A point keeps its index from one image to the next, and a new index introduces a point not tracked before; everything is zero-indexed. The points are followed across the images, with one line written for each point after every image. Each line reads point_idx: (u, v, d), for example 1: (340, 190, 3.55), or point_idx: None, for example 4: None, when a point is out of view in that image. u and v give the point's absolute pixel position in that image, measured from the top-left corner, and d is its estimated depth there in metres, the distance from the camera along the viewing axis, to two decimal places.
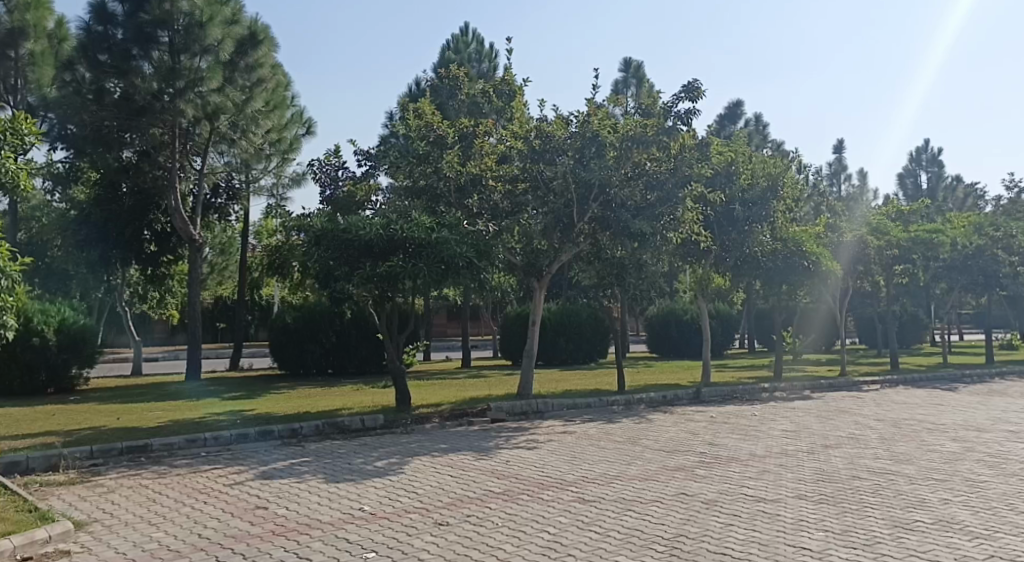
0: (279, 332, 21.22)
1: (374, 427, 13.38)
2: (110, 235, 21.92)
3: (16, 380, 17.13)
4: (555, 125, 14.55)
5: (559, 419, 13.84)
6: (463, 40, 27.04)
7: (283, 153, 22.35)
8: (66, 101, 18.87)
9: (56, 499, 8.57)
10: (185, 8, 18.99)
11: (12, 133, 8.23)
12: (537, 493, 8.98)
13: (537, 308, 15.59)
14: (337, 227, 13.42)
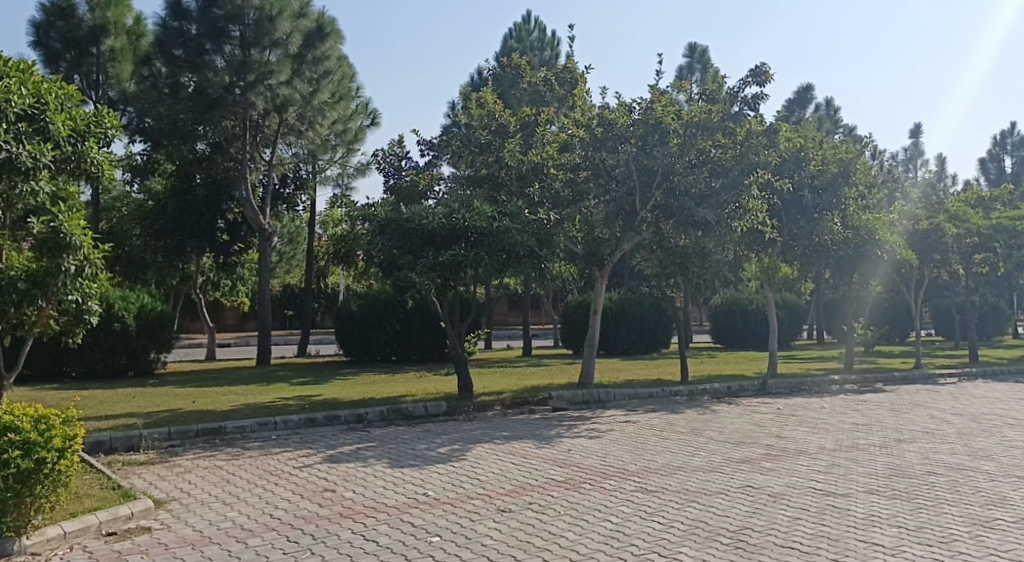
0: (346, 319, 21.66)
1: (437, 414, 13.56)
2: (184, 225, 22.56)
3: (99, 361, 17.84)
4: (617, 112, 14.46)
5: (621, 409, 13.84)
6: (526, 28, 27.02)
7: (349, 144, 22.61)
8: (143, 95, 19.57)
9: (137, 478, 8.93)
10: (255, 3, 19.35)
11: (95, 126, 8.60)
12: (600, 482, 9.03)
13: (599, 297, 15.54)
14: (400, 217, 13.67)
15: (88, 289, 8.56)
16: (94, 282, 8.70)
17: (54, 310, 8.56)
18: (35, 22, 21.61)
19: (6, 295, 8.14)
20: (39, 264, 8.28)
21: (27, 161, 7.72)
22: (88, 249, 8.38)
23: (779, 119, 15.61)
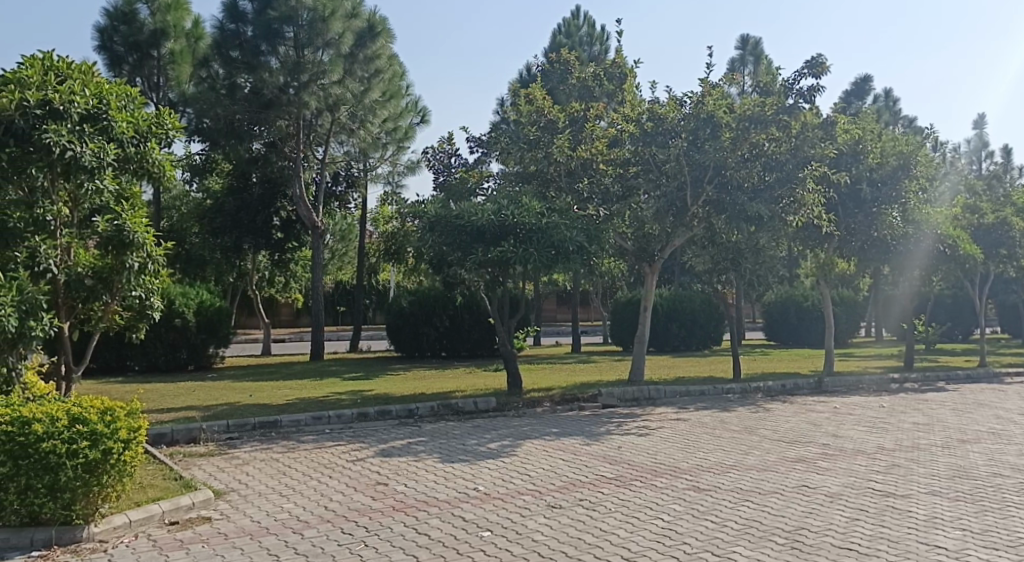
0: (396, 315, 21.81)
1: (487, 410, 13.61)
2: (241, 222, 23.00)
3: (161, 356, 18.23)
4: (668, 107, 14.42)
5: (672, 407, 13.76)
6: (575, 23, 26.95)
7: (399, 142, 22.70)
8: (202, 97, 19.99)
9: (196, 469, 9.14)
10: (308, 4, 19.65)
11: (157, 126, 8.81)
12: (651, 480, 9.00)
13: (649, 292, 15.45)
14: (449, 214, 13.75)
15: (150, 285, 8.79)
16: (157, 279, 8.90)
17: (118, 306, 8.81)
18: (100, 26, 22.33)
19: (76, 290, 8.44)
20: (104, 260, 8.55)
21: (90, 159, 7.98)
22: (151, 246, 8.61)
23: (836, 112, 15.36)
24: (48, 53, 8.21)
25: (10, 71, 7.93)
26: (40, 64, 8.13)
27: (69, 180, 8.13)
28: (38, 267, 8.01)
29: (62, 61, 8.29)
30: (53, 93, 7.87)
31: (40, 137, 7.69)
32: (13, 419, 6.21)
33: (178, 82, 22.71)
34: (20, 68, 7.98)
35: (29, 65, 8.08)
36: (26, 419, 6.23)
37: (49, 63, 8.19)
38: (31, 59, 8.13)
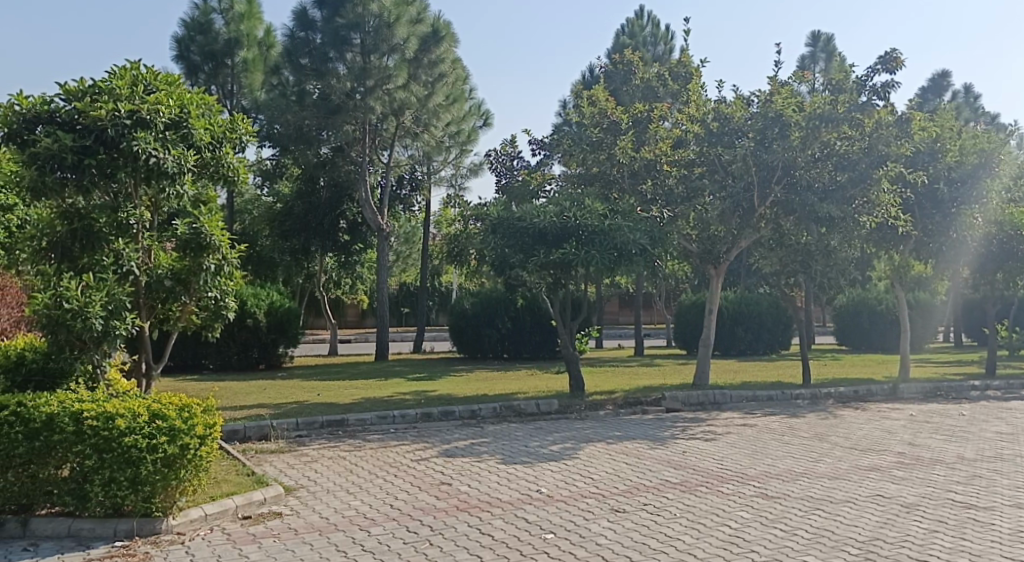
0: (459, 317, 22.06)
1: (549, 412, 13.59)
2: (309, 225, 23.37)
3: (234, 355, 18.72)
4: (735, 106, 14.34)
5: (738, 411, 13.57)
6: (639, 23, 26.81)
7: (463, 145, 22.84)
8: (273, 103, 20.44)
9: (267, 465, 9.32)
10: (374, 10, 19.91)
11: (232, 132, 9.04)
12: (717, 485, 8.89)
13: (714, 295, 15.25)
14: (512, 216, 13.80)
15: (226, 287, 9.03)
16: (232, 280, 9.04)
17: (194, 306, 8.99)
18: (178, 37, 23.20)
19: (156, 290, 8.62)
20: (182, 262, 8.70)
21: (173, 166, 8.21)
22: (226, 249, 8.83)
23: (912, 108, 14.99)
24: (135, 63, 8.40)
25: (100, 81, 8.19)
26: (127, 75, 8.33)
27: (151, 185, 8.38)
28: (121, 269, 8.21)
29: (148, 71, 8.51)
30: (141, 103, 8.12)
31: (128, 145, 7.95)
32: (98, 414, 6.41)
33: (250, 90, 23.36)
34: (110, 79, 8.22)
35: (118, 75, 8.29)
36: (109, 414, 6.43)
37: (137, 73, 8.41)
38: (120, 69, 8.32)
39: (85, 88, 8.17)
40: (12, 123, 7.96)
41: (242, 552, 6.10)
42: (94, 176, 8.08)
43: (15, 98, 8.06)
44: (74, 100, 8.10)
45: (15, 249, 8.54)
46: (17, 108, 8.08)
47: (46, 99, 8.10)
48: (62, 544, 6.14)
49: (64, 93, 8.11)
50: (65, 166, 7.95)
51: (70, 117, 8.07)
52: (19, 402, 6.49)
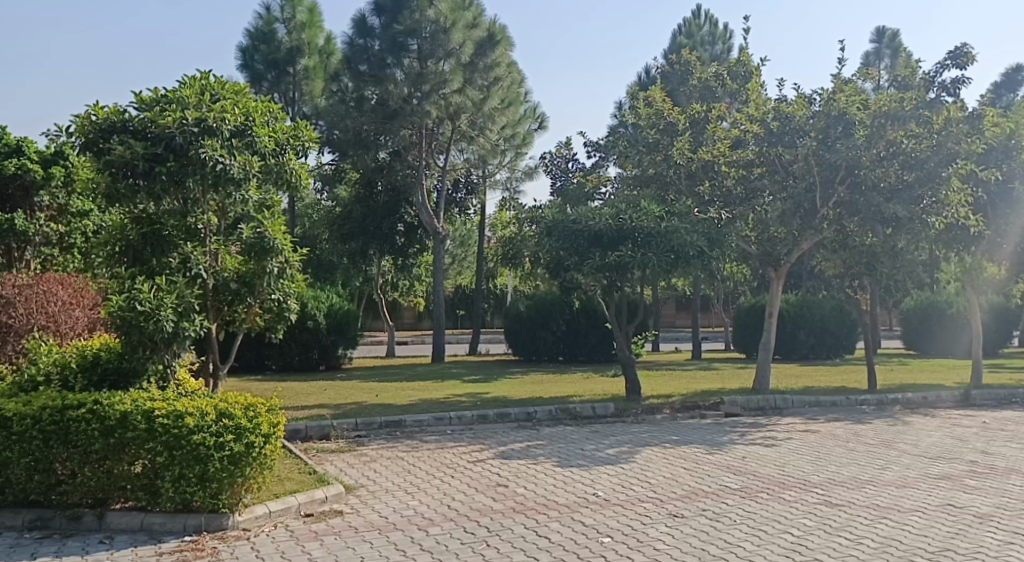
0: (514, 319, 22.21)
1: (605, 415, 13.48)
2: (368, 228, 23.54)
3: (296, 356, 18.99)
4: (796, 105, 14.05)
5: (800, 417, 13.31)
6: (696, 22, 26.57)
7: (518, 148, 22.85)
8: (333, 109, 20.98)
9: (328, 465, 9.43)
10: (431, 16, 20.11)
11: (295, 138, 9.19)
12: (779, 492, 8.71)
13: (775, 299, 14.96)
14: (567, 218, 13.76)
15: (288, 289, 9.16)
16: (295, 284, 9.20)
17: (259, 308, 9.11)
18: (243, 47, 24.12)
19: (222, 293, 8.79)
20: (247, 265, 8.85)
21: (238, 172, 8.36)
22: (289, 253, 8.92)
23: (983, 104, 14.56)
24: (205, 73, 8.65)
25: (171, 90, 8.44)
26: (197, 84, 8.58)
27: (218, 192, 8.52)
28: (190, 272, 8.47)
29: (216, 81, 8.72)
30: (209, 112, 8.32)
31: (196, 153, 8.14)
32: (168, 412, 6.56)
33: (311, 97, 23.99)
34: (179, 88, 8.46)
35: (187, 85, 8.54)
36: (179, 412, 6.57)
37: (205, 82, 8.62)
38: (190, 79, 8.58)
39: (157, 97, 8.44)
40: (89, 132, 8.26)
41: (305, 548, 6.16)
42: (165, 183, 8.27)
43: (91, 108, 8.35)
44: (146, 109, 8.38)
45: (93, 253, 8.86)
46: (93, 118, 8.37)
47: (119, 108, 8.38)
48: (135, 538, 6.27)
49: (137, 102, 8.39)
50: (137, 173, 8.22)
51: (142, 125, 8.33)
52: (94, 401, 6.66)
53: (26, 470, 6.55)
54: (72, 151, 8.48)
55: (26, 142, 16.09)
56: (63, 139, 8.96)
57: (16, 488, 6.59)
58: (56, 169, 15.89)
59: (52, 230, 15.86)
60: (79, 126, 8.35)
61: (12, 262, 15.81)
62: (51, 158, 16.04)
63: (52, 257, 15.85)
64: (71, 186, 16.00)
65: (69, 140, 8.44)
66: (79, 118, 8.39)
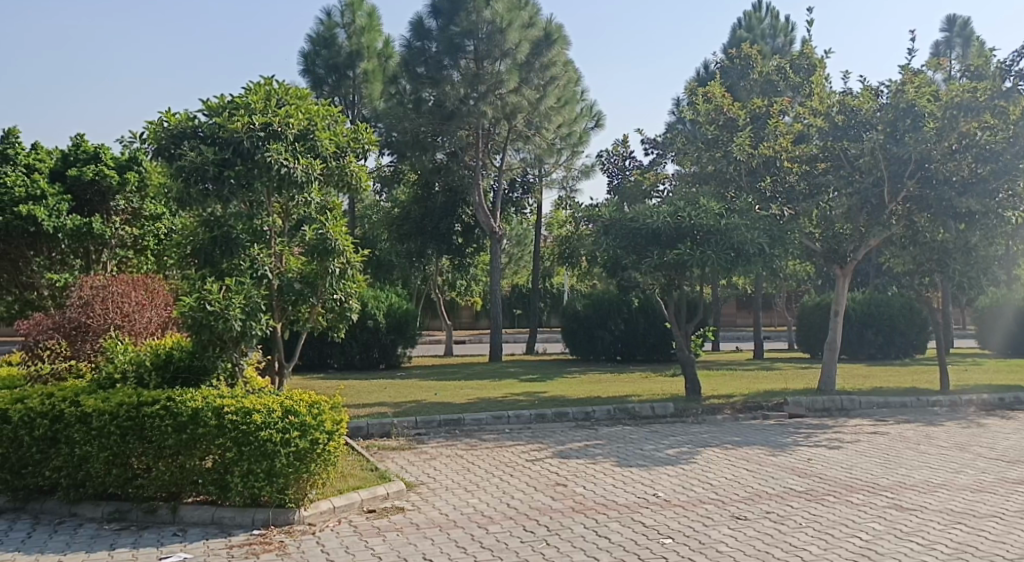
0: (571, 318, 22.10)
1: (665, 415, 13.30)
2: (426, 228, 23.66)
3: (357, 355, 19.17)
4: (862, 98, 13.76)
5: (867, 419, 12.97)
6: (757, 16, 26.18)
7: (574, 147, 22.74)
8: (391, 112, 21.23)
9: (389, 462, 9.48)
10: (488, 17, 20.15)
11: (354, 140, 9.18)
12: (846, 495, 8.48)
13: (840, 297, 14.58)
14: (624, 216, 13.61)
15: (349, 289, 9.15)
16: (356, 284, 9.22)
17: (322, 308, 9.11)
18: (304, 52, 24.50)
19: (287, 294, 8.76)
20: (310, 266, 8.86)
21: (302, 175, 8.50)
22: (350, 253, 8.96)
23: None
24: (270, 78, 8.76)
25: (238, 97, 8.59)
26: (263, 90, 8.72)
27: (282, 194, 8.67)
28: (257, 273, 8.57)
29: (280, 86, 8.83)
30: (274, 117, 8.51)
31: (262, 157, 8.31)
32: (237, 409, 6.63)
33: (371, 99, 24.21)
34: (246, 95, 8.61)
35: (253, 91, 8.68)
36: (247, 409, 6.63)
37: (270, 88, 8.74)
38: (255, 84, 8.70)
39: (225, 104, 8.59)
40: (160, 138, 8.50)
41: (368, 544, 6.17)
42: (233, 188, 8.45)
43: (163, 115, 8.58)
44: (215, 115, 8.55)
45: (166, 255, 9.04)
46: (165, 125, 8.60)
47: (190, 115, 8.60)
48: (207, 531, 6.36)
49: (206, 109, 8.57)
50: (207, 178, 8.42)
51: (211, 131, 8.52)
52: (167, 399, 6.76)
53: (104, 465, 6.68)
54: (146, 157, 8.75)
55: (104, 147, 16.55)
56: (137, 146, 9.23)
57: (95, 481, 6.72)
58: (131, 175, 16.23)
59: (128, 234, 16.26)
60: (152, 133, 8.60)
61: (90, 264, 16.20)
62: (126, 164, 16.40)
63: (128, 258, 16.16)
64: (145, 191, 16.42)
65: (142, 146, 8.71)
66: (152, 124, 8.64)
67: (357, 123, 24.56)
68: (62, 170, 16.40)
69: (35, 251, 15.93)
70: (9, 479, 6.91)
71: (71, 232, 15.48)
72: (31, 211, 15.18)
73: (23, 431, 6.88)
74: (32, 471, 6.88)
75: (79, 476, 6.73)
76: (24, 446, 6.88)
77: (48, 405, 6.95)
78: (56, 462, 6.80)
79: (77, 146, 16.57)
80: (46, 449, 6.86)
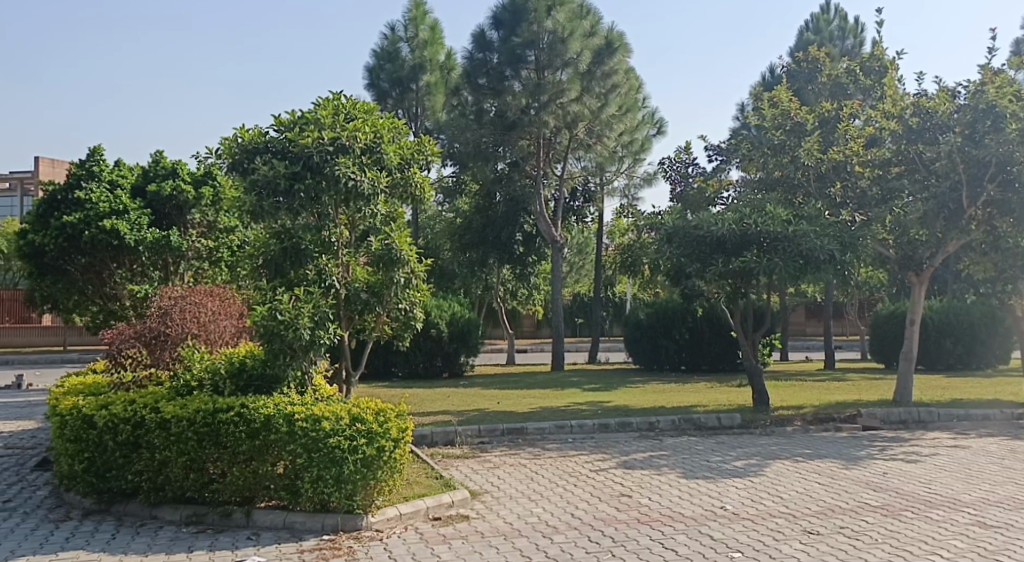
0: (634, 328, 21.82)
1: (731, 426, 12.99)
2: (487, 238, 23.63)
3: (421, 363, 19.23)
4: (938, 99, 13.26)
5: (945, 432, 12.49)
6: (825, 18, 25.62)
7: (636, 154, 22.36)
8: (453, 123, 21.37)
9: (453, 470, 9.41)
10: (549, 27, 20.17)
11: (418, 153, 9.20)
12: (925, 511, 8.12)
13: (916, 305, 14.09)
14: (688, 224, 13.35)
15: (415, 299, 9.13)
16: (421, 294, 9.16)
17: (387, 317, 9.15)
18: (369, 67, 24.81)
19: (353, 304, 8.75)
20: (377, 276, 8.86)
21: (368, 188, 8.56)
22: (414, 263, 8.92)
23: None
24: (337, 93, 8.81)
25: (307, 112, 8.67)
26: (331, 105, 8.77)
27: (349, 206, 8.72)
28: (325, 284, 8.62)
29: (348, 101, 8.88)
30: (342, 131, 8.58)
31: (332, 170, 8.38)
32: (307, 416, 6.64)
33: (433, 111, 24.39)
34: (315, 109, 8.70)
35: (322, 106, 8.75)
36: (317, 416, 6.64)
37: (337, 103, 8.80)
38: (323, 100, 8.79)
39: (295, 119, 8.68)
40: (235, 153, 8.66)
41: (434, 551, 6.10)
42: (303, 201, 8.50)
43: (237, 131, 8.74)
44: (286, 130, 8.66)
45: (239, 265, 9.12)
46: (239, 140, 8.76)
47: (262, 131, 8.72)
48: (279, 535, 6.36)
49: (277, 124, 8.69)
50: (278, 192, 8.49)
51: (283, 147, 8.61)
52: (241, 405, 6.78)
53: (183, 469, 6.76)
54: (221, 172, 8.90)
55: (182, 163, 16.82)
56: (211, 161, 9.39)
57: (174, 485, 6.80)
58: (205, 189, 16.39)
59: (203, 246, 16.14)
60: (227, 148, 8.76)
61: (169, 276, 16.36)
62: (201, 178, 16.58)
63: (203, 270, 16.18)
64: (219, 204, 16.43)
65: (218, 161, 8.87)
66: (226, 140, 8.80)
67: (419, 135, 24.75)
68: (143, 185, 16.94)
69: (118, 264, 16.56)
70: (95, 482, 7.02)
71: (151, 245, 15.79)
72: (114, 224, 15.75)
73: (107, 436, 6.98)
74: (115, 475, 6.97)
75: (159, 479, 6.81)
76: (108, 451, 6.98)
77: (130, 411, 7.03)
78: (138, 466, 6.89)
79: (157, 162, 16.99)
80: (128, 453, 6.95)
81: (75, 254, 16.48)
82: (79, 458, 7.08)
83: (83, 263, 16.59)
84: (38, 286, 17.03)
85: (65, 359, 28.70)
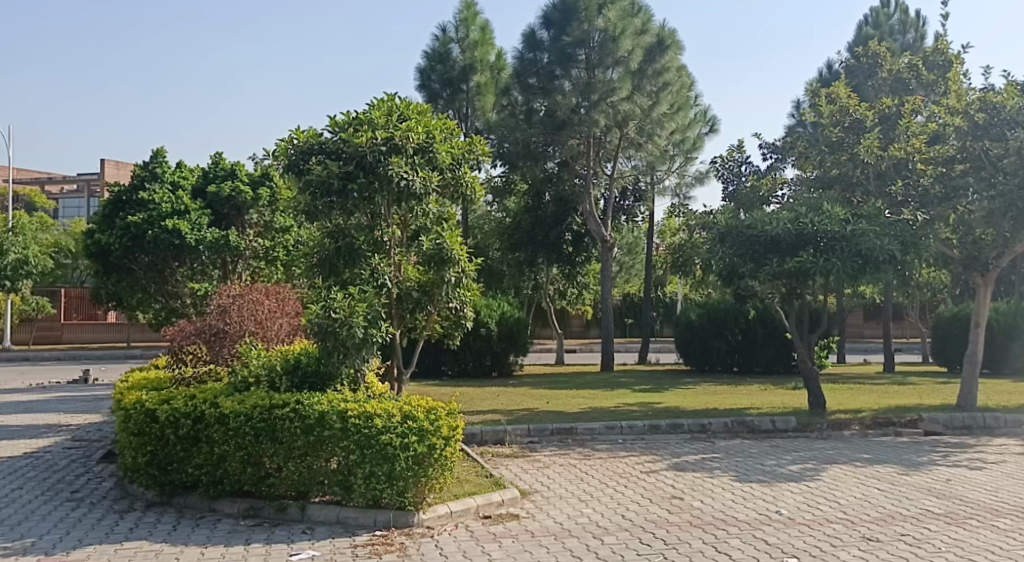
0: (684, 328, 21.51)
1: (786, 429, 12.69)
2: (537, 237, 23.51)
3: (470, 362, 19.20)
4: (1006, 93, 12.95)
5: (1012, 438, 12.06)
6: (885, 12, 25.05)
7: (688, 153, 22.08)
8: (503, 124, 21.42)
9: (503, 469, 9.31)
10: (600, 25, 20.02)
11: (469, 152, 9.11)
12: (992, 520, 7.80)
13: (981, 307, 13.65)
14: (741, 224, 13.07)
15: (466, 298, 9.07)
16: (472, 294, 9.11)
17: (438, 315, 9.14)
18: (420, 68, 24.86)
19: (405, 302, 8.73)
20: (426, 275, 8.88)
21: (420, 188, 8.49)
22: (465, 263, 8.85)
23: None
24: (392, 94, 8.77)
25: (362, 113, 8.64)
26: (385, 106, 8.73)
27: (402, 206, 8.67)
28: (378, 283, 8.58)
29: (402, 102, 8.83)
30: (395, 131, 8.50)
31: (384, 170, 8.31)
32: (360, 413, 6.59)
33: (483, 112, 24.41)
34: (369, 110, 8.65)
35: (376, 107, 8.72)
36: (370, 413, 6.59)
37: (391, 104, 8.76)
38: (378, 101, 8.75)
39: (350, 120, 8.64)
40: (291, 154, 8.66)
41: (485, 549, 6.00)
42: (356, 201, 8.45)
43: (293, 133, 8.73)
44: (340, 131, 8.62)
45: (294, 265, 9.12)
46: (295, 142, 8.75)
47: (317, 132, 8.71)
48: (333, 530, 6.32)
49: (332, 126, 8.66)
50: (332, 192, 8.44)
51: (336, 147, 8.55)
52: (297, 401, 6.76)
53: (240, 463, 6.75)
54: (277, 173, 8.92)
55: (240, 164, 17.11)
56: (268, 162, 9.42)
57: (232, 479, 6.80)
58: (263, 190, 16.61)
59: (259, 245, 16.41)
60: (283, 150, 8.77)
61: (227, 274, 16.71)
62: (259, 179, 16.86)
63: (260, 269, 16.51)
64: (275, 204, 16.31)
65: (274, 162, 8.90)
66: (282, 142, 8.80)
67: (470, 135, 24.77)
68: (203, 186, 17.27)
69: (179, 263, 16.78)
70: (157, 474, 7.07)
71: (211, 245, 16.05)
72: (176, 225, 16.03)
73: (169, 430, 7.05)
74: (176, 468, 7.01)
75: (218, 473, 6.83)
76: (170, 444, 7.04)
77: (190, 406, 7.07)
78: (197, 460, 6.92)
79: (216, 163, 17.31)
80: (189, 447, 6.99)
81: (139, 253, 16.82)
82: (142, 451, 7.15)
83: (147, 262, 16.98)
84: (104, 284, 17.35)
85: (127, 354, 29.36)
